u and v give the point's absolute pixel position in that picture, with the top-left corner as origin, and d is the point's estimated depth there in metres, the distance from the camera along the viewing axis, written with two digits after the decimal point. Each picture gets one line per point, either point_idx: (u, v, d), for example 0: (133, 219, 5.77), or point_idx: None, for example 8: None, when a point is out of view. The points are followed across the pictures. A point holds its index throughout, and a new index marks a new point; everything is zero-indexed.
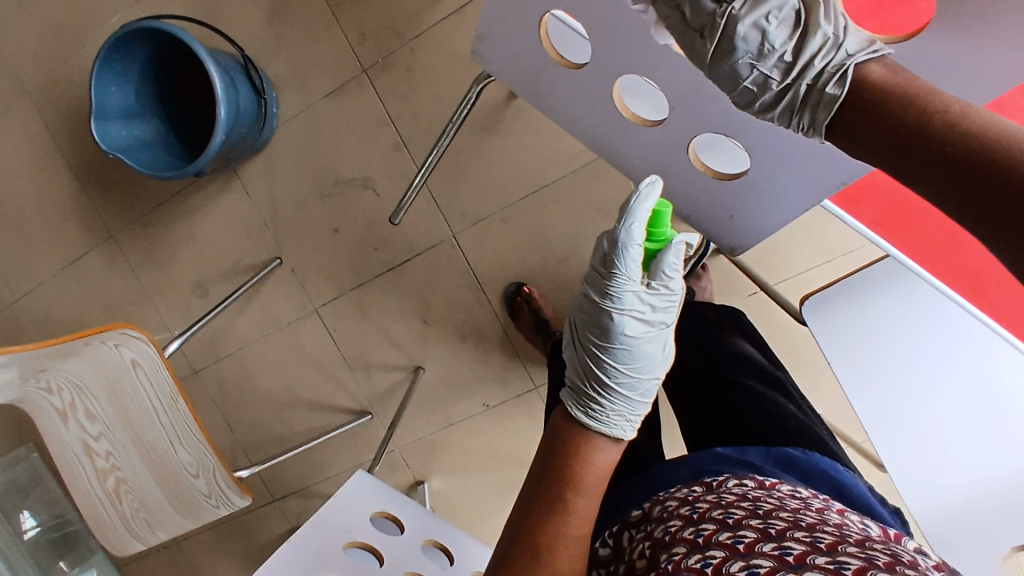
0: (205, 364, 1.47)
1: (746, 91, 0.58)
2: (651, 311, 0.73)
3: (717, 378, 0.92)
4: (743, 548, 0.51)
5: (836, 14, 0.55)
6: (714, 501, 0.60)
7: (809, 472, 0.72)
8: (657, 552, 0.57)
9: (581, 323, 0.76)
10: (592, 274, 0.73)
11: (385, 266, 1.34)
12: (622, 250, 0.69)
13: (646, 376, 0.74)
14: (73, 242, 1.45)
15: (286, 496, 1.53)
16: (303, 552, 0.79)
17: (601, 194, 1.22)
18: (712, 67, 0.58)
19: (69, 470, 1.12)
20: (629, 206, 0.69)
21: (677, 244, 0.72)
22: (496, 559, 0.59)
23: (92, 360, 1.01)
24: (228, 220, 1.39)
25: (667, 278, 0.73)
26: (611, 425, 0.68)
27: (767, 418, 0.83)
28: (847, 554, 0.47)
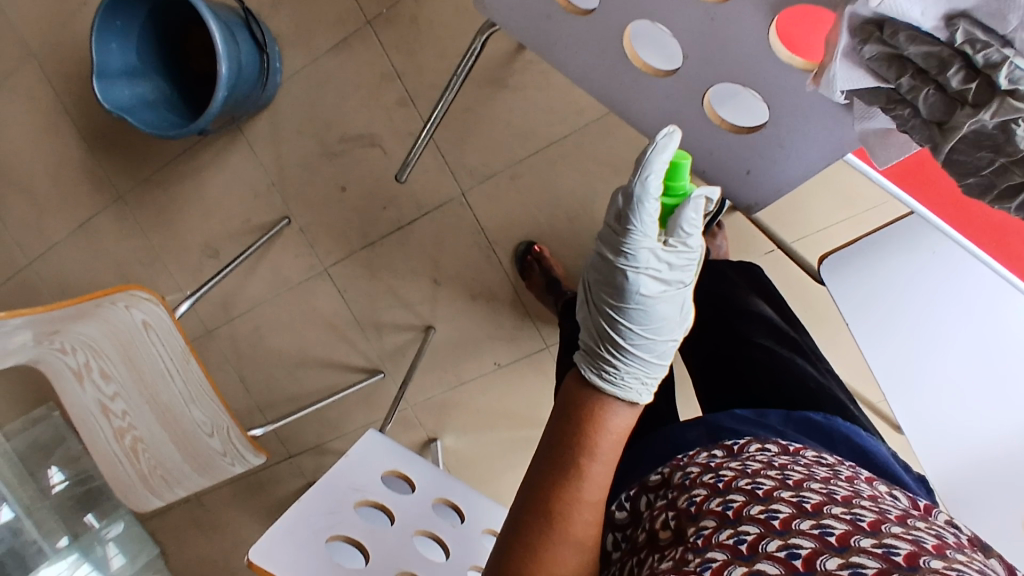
0: (218, 324, 1.48)
1: (982, 180, 0.56)
2: (667, 269, 0.70)
3: (732, 339, 0.90)
4: (779, 524, 0.50)
5: None
6: (738, 470, 0.59)
7: (830, 436, 0.69)
8: (683, 525, 0.56)
9: (594, 282, 0.73)
10: (605, 231, 0.71)
11: (393, 225, 1.32)
12: (638, 204, 0.66)
13: (663, 337, 0.72)
14: (83, 203, 1.45)
15: (302, 453, 1.56)
16: (314, 513, 0.77)
17: (612, 149, 1.18)
18: (948, 159, 0.56)
19: (89, 429, 1.15)
20: (644, 156, 0.65)
21: (695, 200, 0.70)
22: (508, 523, 0.60)
23: (104, 322, 1.01)
24: (236, 180, 1.37)
25: (685, 235, 0.71)
26: (626, 389, 0.65)
27: (784, 379, 0.81)
28: (892, 536, 0.46)
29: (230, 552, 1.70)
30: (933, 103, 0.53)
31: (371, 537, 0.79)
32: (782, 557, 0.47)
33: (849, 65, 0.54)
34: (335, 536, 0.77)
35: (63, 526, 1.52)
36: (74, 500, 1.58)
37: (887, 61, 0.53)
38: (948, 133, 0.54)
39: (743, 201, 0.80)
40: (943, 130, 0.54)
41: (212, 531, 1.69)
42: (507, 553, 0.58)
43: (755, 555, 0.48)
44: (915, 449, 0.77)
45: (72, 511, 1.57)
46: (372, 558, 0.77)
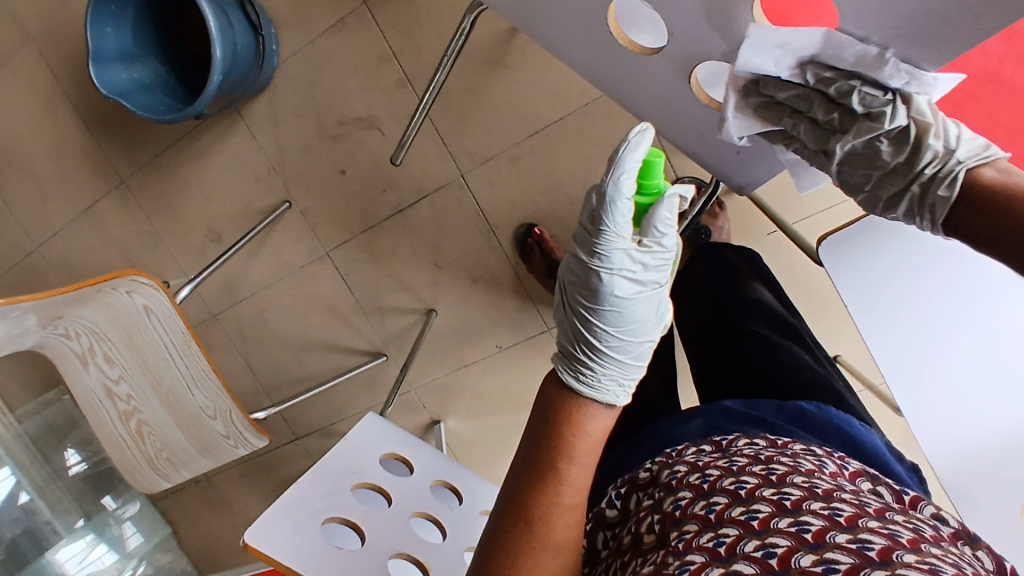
0: (223, 308, 1.49)
1: (870, 195, 0.68)
2: (642, 270, 0.70)
3: (727, 330, 0.89)
4: (758, 525, 0.50)
5: (945, 127, 0.60)
6: (724, 468, 0.59)
7: (821, 426, 0.69)
8: (667, 530, 0.56)
9: (570, 284, 0.73)
10: (580, 232, 0.70)
11: (393, 209, 1.32)
12: (611, 205, 0.66)
13: (638, 339, 0.72)
14: (86, 188, 1.46)
15: (308, 434, 1.58)
16: (310, 494, 0.77)
17: (612, 129, 1.17)
18: (838, 178, 0.68)
19: (93, 411, 1.16)
20: (617, 155, 0.65)
21: (670, 198, 0.70)
22: (490, 529, 0.60)
23: (105, 307, 1.02)
24: (236, 164, 1.37)
25: (659, 235, 0.71)
26: (603, 391, 0.66)
27: (777, 371, 0.80)
28: (868, 531, 0.46)
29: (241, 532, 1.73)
30: (812, 133, 0.66)
31: (367, 519, 0.79)
32: (758, 556, 0.47)
33: (742, 117, 0.66)
34: (331, 517, 0.77)
35: (79, 508, 1.57)
36: (90, 486, 1.61)
37: (769, 108, 0.66)
38: (831, 154, 0.65)
39: (734, 183, 0.83)
40: (828, 156, 0.66)
41: (223, 510, 1.73)
42: (490, 560, 0.58)
43: (732, 556, 0.48)
44: (914, 431, 0.77)
45: (89, 497, 1.60)
46: (368, 539, 0.77)
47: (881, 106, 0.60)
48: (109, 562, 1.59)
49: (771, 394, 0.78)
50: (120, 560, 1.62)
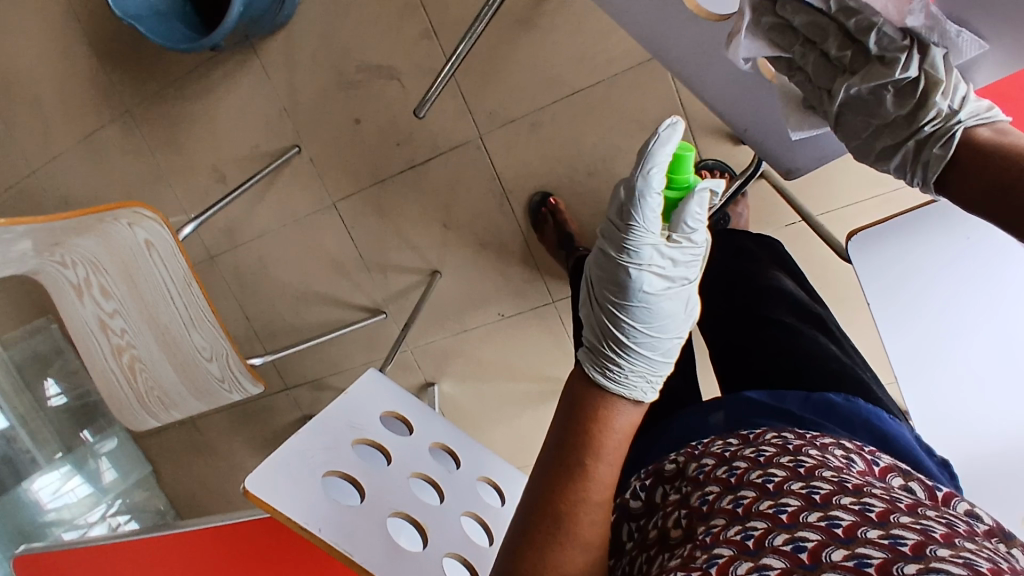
0: (222, 250, 1.45)
1: (864, 143, 0.65)
2: (672, 266, 0.71)
3: (749, 319, 0.89)
4: (787, 518, 0.50)
5: (956, 86, 0.58)
6: (751, 461, 0.59)
7: (847, 418, 0.69)
8: (694, 523, 0.56)
9: (597, 280, 0.73)
10: (608, 227, 0.71)
11: (406, 164, 1.28)
12: (641, 200, 0.66)
13: (666, 336, 0.72)
14: (89, 114, 1.40)
15: (299, 386, 1.56)
16: (312, 446, 0.76)
17: (639, 103, 1.14)
18: (836, 121, 0.65)
19: (85, 344, 1.14)
20: (647, 150, 0.65)
21: (699, 193, 0.67)
22: (516, 525, 0.60)
23: (106, 239, 0.99)
24: (247, 104, 1.32)
25: (689, 230, 0.70)
26: (631, 387, 0.66)
27: (803, 362, 0.79)
28: (900, 527, 0.46)
29: (224, 477, 1.72)
30: (819, 69, 0.61)
31: (367, 476, 0.78)
32: (788, 550, 0.47)
33: (752, 39, 0.61)
34: (331, 471, 0.76)
35: (58, 440, 1.56)
36: (70, 416, 1.61)
37: (781, 32, 0.61)
38: (834, 96, 0.61)
39: (781, 166, 0.80)
40: (829, 96, 0.62)
41: (207, 454, 1.72)
42: (516, 556, 0.58)
43: (761, 550, 0.48)
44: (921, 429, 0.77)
45: (68, 425, 1.59)
46: (367, 496, 0.76)
47: (897, 52, 0.57)
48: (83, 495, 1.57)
49: (793, 384, 0.78)
50: (95, 494, 1.60)
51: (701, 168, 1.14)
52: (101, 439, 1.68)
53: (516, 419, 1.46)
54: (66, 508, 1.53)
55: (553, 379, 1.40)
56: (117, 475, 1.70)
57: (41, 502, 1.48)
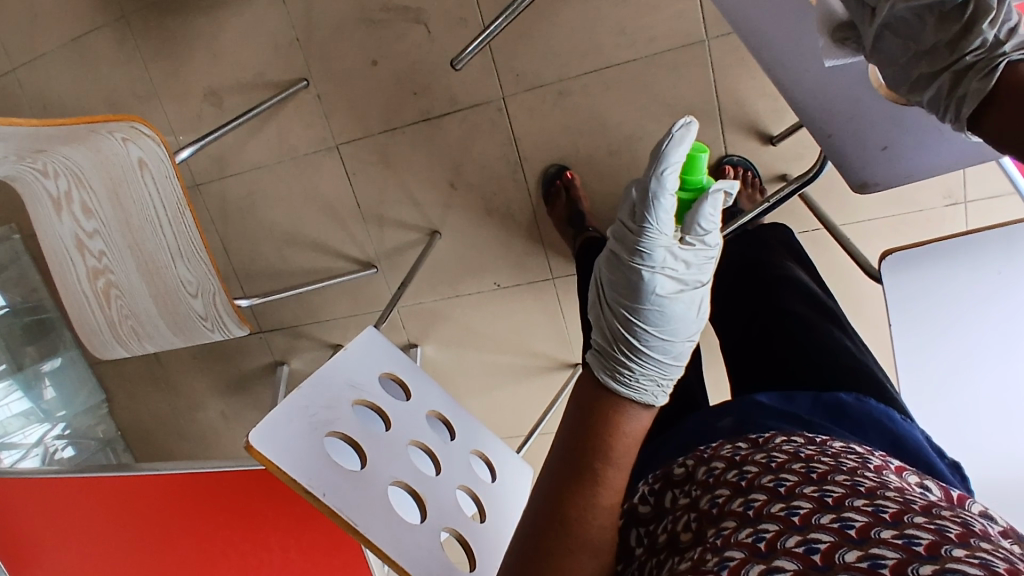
0: (209, 181, 1.36)
1: (899, 73, 0.60)
2: (684, 269, 0.69)
3: (762, 319, 0.87)
4: (799, 520, 0.46)
5: (1007, 15, 0.54)
6: (762, 465, 0.55)
7: (859, 421, 0.66)
8: (704, 527, 0.53)
9: (607, 283, 0.71)
10: (620, 229, 0.69)
11: (419, 115, 1.22)
12: (654, 201, 0.66)
13: (678, 338, 0.69)
14: (81, 14, 1.29)
15: (274, 331, 1.50)
16: (313, 404, 0.72)
17: (673, 88, 1.11)
18: (873, 46, 0.61)
19: (57, 263, 1.05)
20: (661, 151, 0.65)
21: (714, 194, 0.67)
22: (524, 529, 0.59)
23: (95, 151, 0.91)
24: (256, 28, 1.23)
25: (703, 232, 0.69)
26: (642, 392, 0.63)
27: (817, 358, 0.78)
28: (915, 526, 0.42)
29: (182, 414, 1.66)
30: None
31: (367, 439, 0.75)
32: (800, 553, 0.43)
33: None
34: (332, 432, 0.72)
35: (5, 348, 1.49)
36: (17, 324, 1.53)
37: None
38: (877, 13, 0.58)
39: (854, 179, 0.74)
40: (871, 14, 0.59)
41: (166, 389, 1.65)
42: (523, 562, 0.56)
43: (774, 552, 0.44)
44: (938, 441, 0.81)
45: (17, 336, 1.53)
46: (367, 462, 0.73)
47: None
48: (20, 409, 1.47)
49: (806, 381, 0.76)
50: (33, 412, 1.50)
51: (725, 163, 1.13)
52: (48, 360, 1.58)
53: (496, 389, 1.45)
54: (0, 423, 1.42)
55: (540, 355, 1.38)
56: (61, 396, 1.58)
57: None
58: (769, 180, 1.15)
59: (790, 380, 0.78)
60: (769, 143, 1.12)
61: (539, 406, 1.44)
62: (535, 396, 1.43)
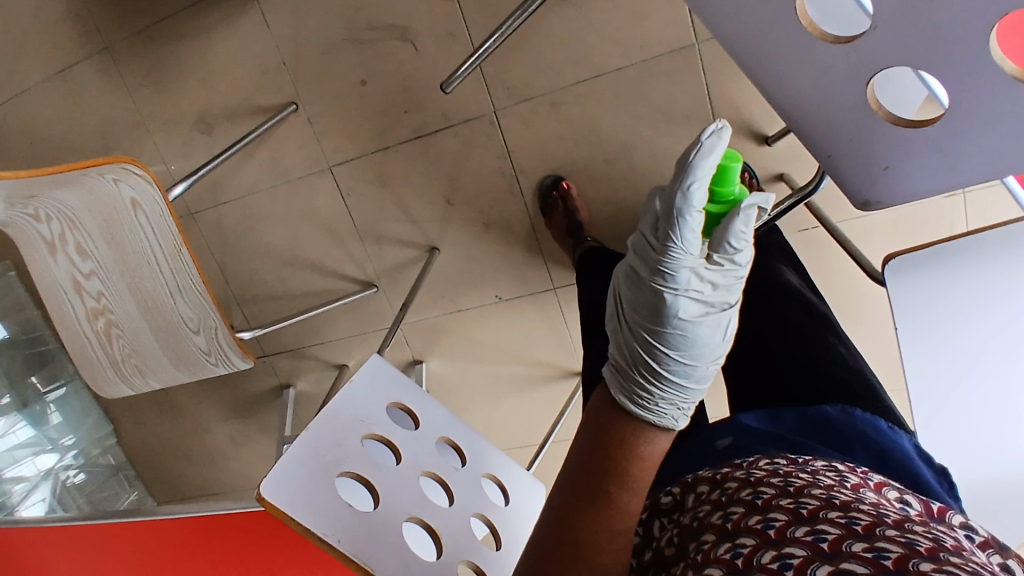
0: (204, 207, 1.35)
1: None
2: (711, 290, 0.67)
3: (758, 329, 0.86)
4: (775, 534, 0.45)
5: None
6: (742, 479, 0.55)
7: (844, 436, 0.64)
8: (685, 541, 0.53)
9: (630, 299, 0.69)
10: (643, 244, 0.68)
11: (413, 132, 1.21)
12: (679, 217, 0.64)
13: (702, 362, 0.68)
14: (64, 46, 1.28)
15: (278, 353, 1.49)
16: (321, 443, 0.72)
17: (667, 93, 1.10)
18: None
19: (55, 303, 1.04)
20: (689, 162, 0.63)
21: (747, 210, 0.64)
22: (531, 550, 0.57)
23: (88, 192, 0.90)
24: (243, 52, 1.22)
25: (732, 250, 0.66)
26: (661, 416, 0.61)
27: (811, 369, 0.77)
28: (886, 539, 0.41)
29: (189, 439, 1.66)
30: None
31: (378, 475, 0.74)
32: (774, 567, 0.42)
33: None
34: (344, 471, 0.72)
35: (7, 380, 1.49)
36: (17, 355, 1.53)
37: None
38: None
39: (856, 199, 0.63)
40: None
41: (173, 416, 1.64)
42: None
43: (749, 568, 0.43)
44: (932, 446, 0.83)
45: (17, 366, 1.52)
46: (380, 500, 0.73)
47: None
48: (28, 437, 1.50)
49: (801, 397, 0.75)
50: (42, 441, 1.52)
51: None
52: (52, 388, 1.57)
53: (503, 400, 1.45)
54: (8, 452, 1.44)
55: (545, 364, 1.37)
56: (68, 419, 1.59)
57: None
58: (767, 179, 1.14)
59: (787, 397, 0.77)
60: (766, 143, 1.11)
61: (548, 414, 1.44)
62: (542, 404, 1.43)
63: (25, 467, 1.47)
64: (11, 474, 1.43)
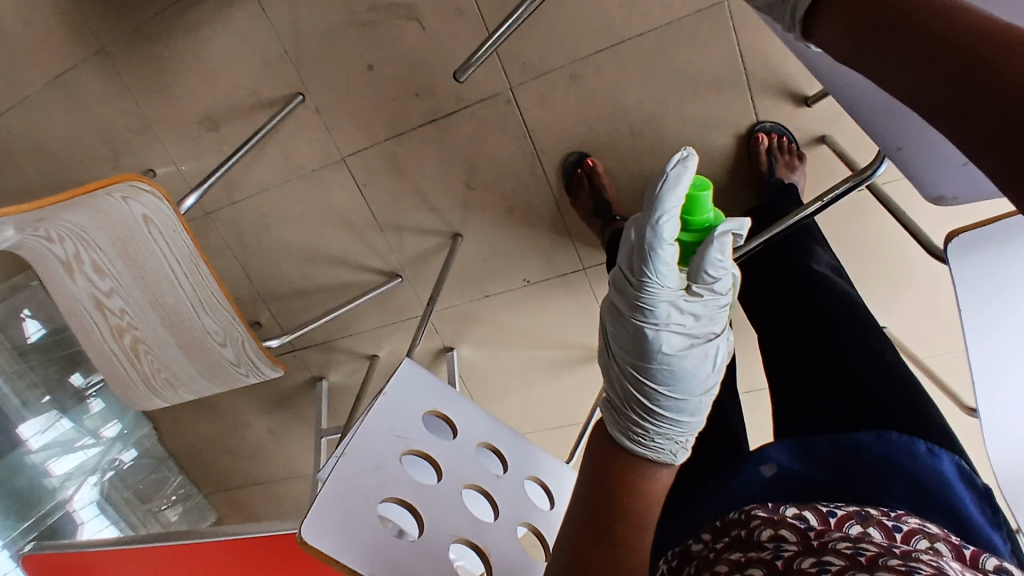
0: (219, 207, 1.32)
1: None
2: (694, 321, 0.62)
3: (790, 333, 0.82)
4: (780, 565, 0.44)
5: None
6: (766, 516, 0.52)
7: (876, 468, 0.59)
8: (700, 570, 0.50)
9: (613, 334, 0.65)
10: (619, 277, 0.63)
11: (426, 117, 1.15)
12: (650, 253, 0.58)
13: (696, 394, 0.64)
14: (59, 52, 1.23)
15: (308, 348, 1.48)
16: (360, 469, 0.70)
17: (695, 57, 1.02)
18: None
19: (79, 320, 1.03)
20: (656, 196, 0.56)
21: (720, 238, 0.57)
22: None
23: (96, 212, 0.86)
24: (243, 45, 1.16)
25: (710, 280, 0.60)
26: (660, 451, 0.60)
27: (846, 373, 0.72)
28: (886, 569, 0.39)
29: (229, 433, 1.67)
30: None
31: (420, 496, 0.72)
32: None
33: None
34: (385, 497, 0.71)
35: (44, 384, 1.50)
36: (51, 359, 1.51)
37: None
38: None
39: (929, 192, 0.69)
40: None
41: (212, 412, 1.65)
42: None
43: None
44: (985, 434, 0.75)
45: (53, 371, 1.52)
46: (425, 525, 0.71)
47: None
48: (69, 431, 1.54)
49: (836, 404, 0.70)
50: (85, 432, 1.57)
51: (758, 131, 1.04)
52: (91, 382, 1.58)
53: (538, 381, 1.42)
54: (54, 446, 1.51)
55: (579, 344, 1.34)
56: (109, 406, 1.63)
57: (26, 446, 1.46)
58: (807, 143, 1.07)
59: (820, 400, 0.72)
60: (805, 105, 1.03)
61: (583, 392, 1.42)
62: (578, 383, 1.40)
63: (70, 458, 1.55)
64: (60, 468, 1.52)
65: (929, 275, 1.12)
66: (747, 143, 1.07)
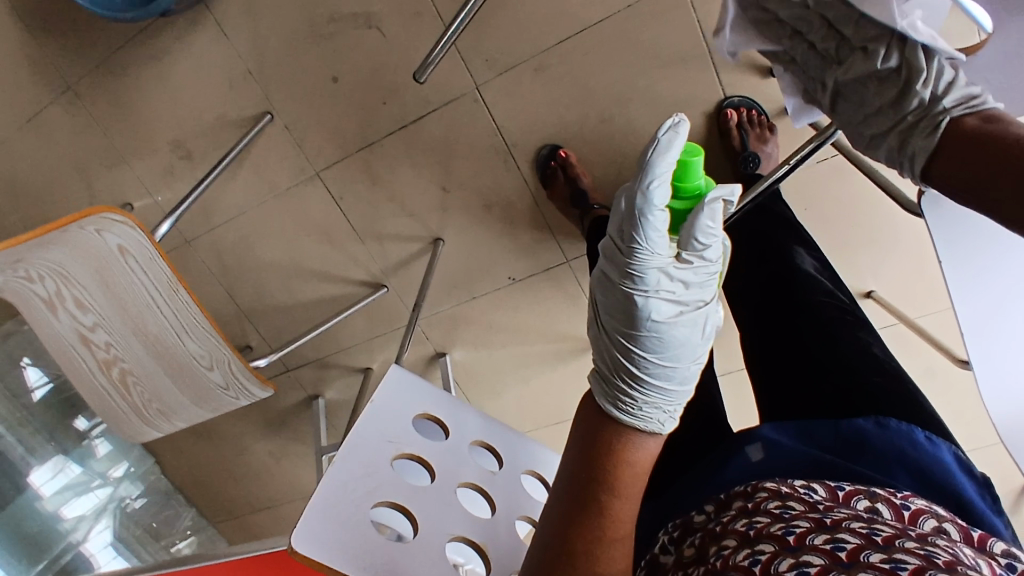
0: (199, 233, 1.32)
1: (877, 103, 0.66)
2: (684, 288, 0.62)
3: (780, 321, 0.81)
4: (793, 541, 0.43)
5: (936, 74, 0.61)
6: (772, 488, 0.52)
7: (878, 458, 0.58)
8: (705, 545, 0.51)
9: (602, 303, 0.64)
10: (610, 246, 0.62)
11: (395, 124, 1.15)
12: (640, 218, 0.58)
13: (684, 363, 0.63)
14: (28, 94, 1.24)
15: (300, 366, 1.47)
16: (351, 477, 0.70)
17: (656, 37, 1.03)
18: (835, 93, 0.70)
19: (66, 356, 1.03)
20: (647, 160, 0.57)
21: (711, 204, 0.59)
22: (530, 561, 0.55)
23: (74, 247, 0.85)
24: (208, 69, 1.16)
25: (700, 246, 0.61)
26: (647, 420, 0.58)
27: (840, 360, 0.72)
28: (905, 551, 0.39)
29: (231, 460, 1.67)
30: (810, 59, 0.70)
31: (413, 499, 0.72)
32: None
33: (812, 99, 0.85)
34: (377, 502, 0.70)
35: (46, 430, 1.50)
36: (52, 404, 1.52)
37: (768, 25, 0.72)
38: (843, 59, 0.67)
39: None
40: (840, 63, 0.67)
41: (212, 439, 1.64)
42: None
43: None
44: (977, 387, 0.72)
45: (54, 416, 1.52)
46: (420, 526, 0.70)
47: (876, 43, 0.64)
48: (79, 474, 1.54)
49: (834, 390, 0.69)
50: (91, 475, 1.57)
51: (727, 107, 1.04)
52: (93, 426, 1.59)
53: (533, 378, 1.42)
54: (63, 492, 1.51)
55: (569, 337, 1.33)
56: (115, 447, 1.63)
57: (37, 491, 1.46)
58: (777, 114, 1.07)
59: (815, 386, 0.71)
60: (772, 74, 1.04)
61: (579, 385, 1.41)
62: (573, 376, 1.40)
63: (83, 501, 1.55)
64: (70, 513, 1.52)
65: (913, 235, 1.11)
66: (717, 119, 1.07)
